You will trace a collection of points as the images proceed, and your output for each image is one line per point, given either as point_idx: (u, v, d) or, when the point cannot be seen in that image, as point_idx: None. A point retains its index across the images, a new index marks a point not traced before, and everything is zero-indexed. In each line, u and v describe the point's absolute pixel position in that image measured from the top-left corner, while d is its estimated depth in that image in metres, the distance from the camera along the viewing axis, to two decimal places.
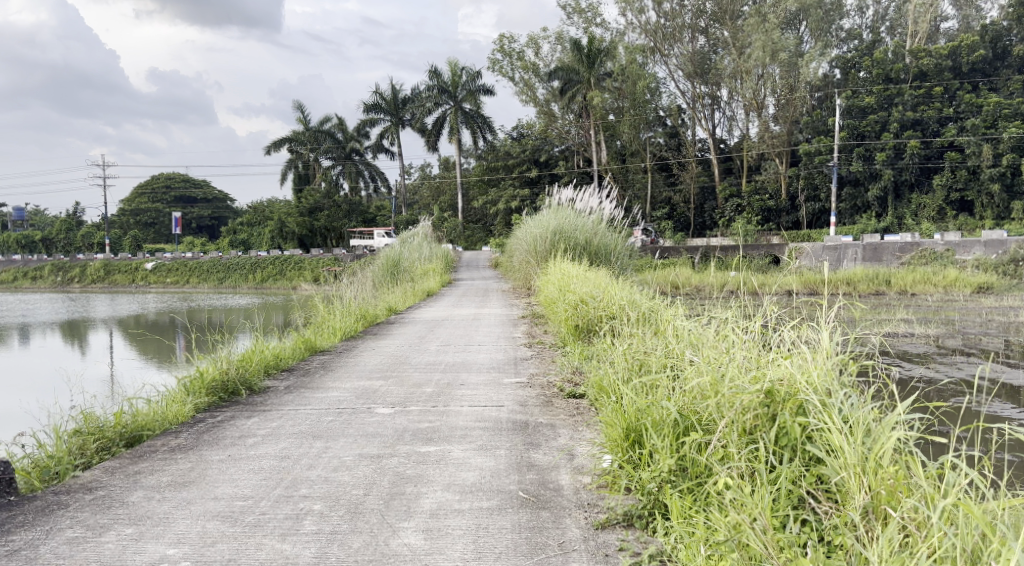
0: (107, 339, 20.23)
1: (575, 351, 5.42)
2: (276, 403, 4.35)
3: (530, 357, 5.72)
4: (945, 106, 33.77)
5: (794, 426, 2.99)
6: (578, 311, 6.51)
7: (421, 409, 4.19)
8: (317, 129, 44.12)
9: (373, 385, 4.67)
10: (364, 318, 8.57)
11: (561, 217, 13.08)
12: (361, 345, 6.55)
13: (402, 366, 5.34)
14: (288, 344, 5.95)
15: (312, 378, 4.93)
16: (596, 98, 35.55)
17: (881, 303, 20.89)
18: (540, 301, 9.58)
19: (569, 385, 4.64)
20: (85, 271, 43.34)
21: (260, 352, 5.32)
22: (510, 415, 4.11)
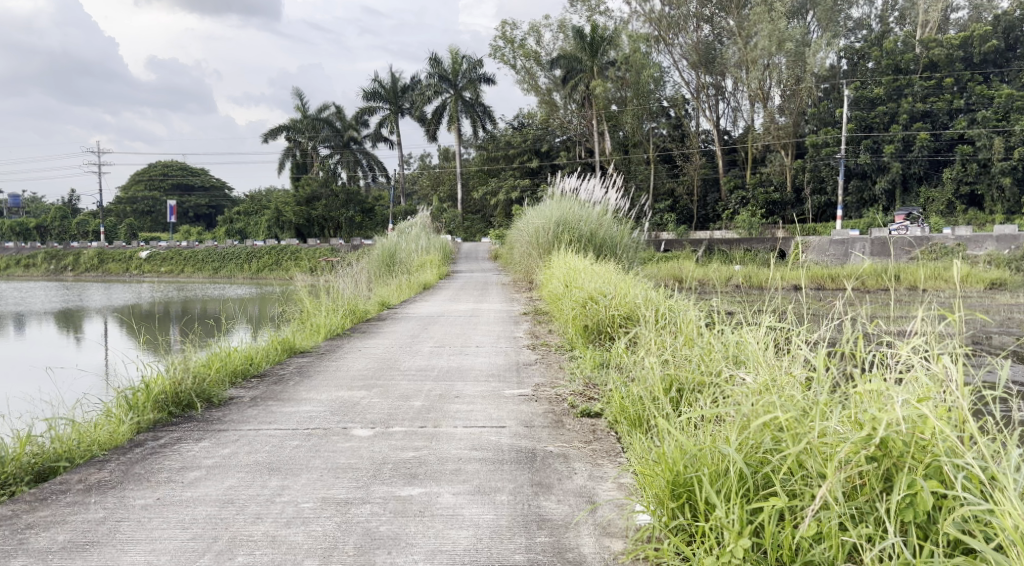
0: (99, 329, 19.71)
1: (587, 358, 4.79)
2: (233, 421, 3.72)
3: (534, 362, 5.09)
4: (956, 98, 33.11)
5: (924, 496, 2.41)
6: (585, 310, 5.89)
7: (405, 432, 3.56)
8: (316, 117, 43.43)
9: (353, 397, 4.05)
10: (353, 314, 7.94)
11: (564, 207, 12.44)
12: (348, 345, 5.93)
13: (389, 373, 4.71)
14: (262, 346, 5.32)
15: (282, 387, 4.30)
16: (599, 86, 34.92)
17: (893, 301, 20.28)
18: (545, 295, 8.96)
19: (582, 400, 4.02)
20: (78, 259, 42.80)
21: (225, 358, 4.69)
22: (512, 441, 3.48)
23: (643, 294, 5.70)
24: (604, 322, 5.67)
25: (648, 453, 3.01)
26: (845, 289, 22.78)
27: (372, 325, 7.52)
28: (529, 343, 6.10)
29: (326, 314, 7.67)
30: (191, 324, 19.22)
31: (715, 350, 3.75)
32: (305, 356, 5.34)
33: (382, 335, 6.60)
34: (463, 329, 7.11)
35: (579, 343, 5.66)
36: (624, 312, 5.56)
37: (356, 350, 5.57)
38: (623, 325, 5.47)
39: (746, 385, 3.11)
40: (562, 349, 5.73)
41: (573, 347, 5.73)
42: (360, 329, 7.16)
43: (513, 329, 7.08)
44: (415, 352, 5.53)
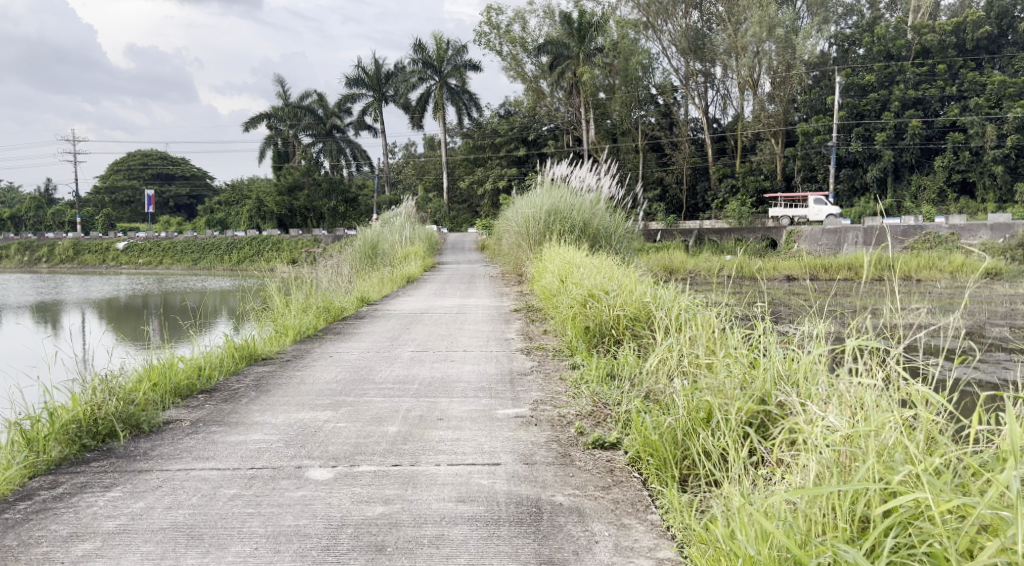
0: (77, 322, 19.08)
1: (592, 368, 4.18)
2: (160, 459, 3.09)
3: (530, 371, 4.46)
4: (947, 85, 32.64)
5: None
6: (585, 311, 5.26)
7: (374, 474, 2.93)
8: (297, 105, 42.51)
9: (314, 421, 3.41)
10: (328, 312, 7.25)
11: (555, 196, 11.77)
12: (317, 350, 5.27)
13: (362, 384, 4.08)
14: (215, 354, 4.68)
15: (230, 406, 3.67)
16: (586, 72, 34.23)
17: (889, 292, 19.87)
18: (537, 292, 8.32)
19: (592, 426, 3.40)
20: (52, 251, 41.79)
21: (166, 371, 4.05)
22: (506, 487, 2.85)
23: (649, 291, 5.09)
24: (605, 321, 5.03)
25: (722, 536, 2.37)
26: (839, 279, 22.32)
27: (350, 324, 6.85)
28: (523, 346, 5.44)
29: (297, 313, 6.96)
30: (170, 317, 18.57)
31: (758, 367, 3.14)
32: (267, 364, 4.69)
33: (360, 337, 5.94)
34: (451, 328, 6.49)
35: (579, 349, 5.02)
36: (624, 309, 4.94)
37: (327, 357, 4.92)
38: (629, 329, 4.86)
39: (827, 432, 2.50)
40: (560, 355, 5.08)
41: (573, 353, 5.08)
42: (337, 329, 6.51)
43: (505, 328, 6.45)
44: (394, 358, 4.88)
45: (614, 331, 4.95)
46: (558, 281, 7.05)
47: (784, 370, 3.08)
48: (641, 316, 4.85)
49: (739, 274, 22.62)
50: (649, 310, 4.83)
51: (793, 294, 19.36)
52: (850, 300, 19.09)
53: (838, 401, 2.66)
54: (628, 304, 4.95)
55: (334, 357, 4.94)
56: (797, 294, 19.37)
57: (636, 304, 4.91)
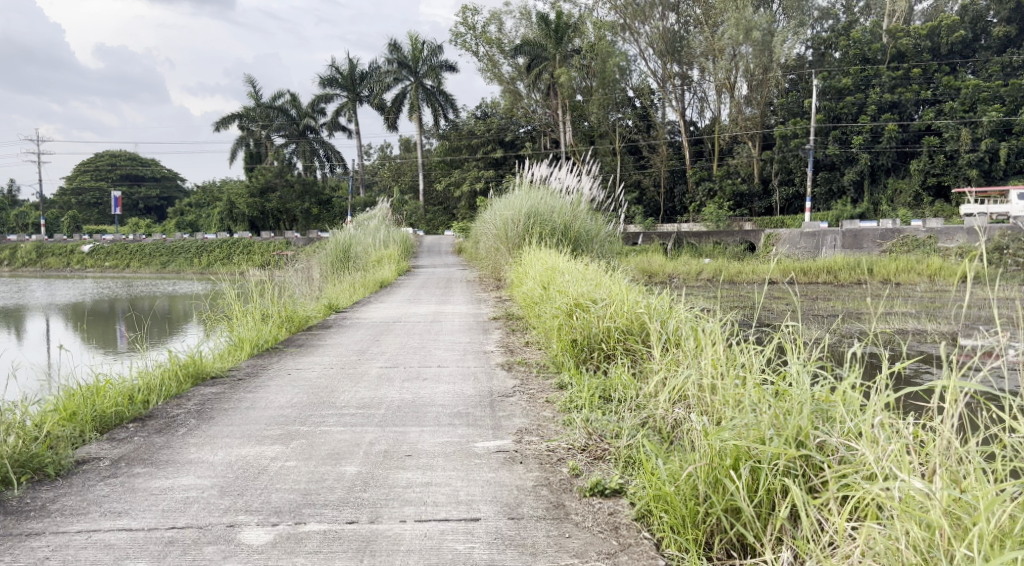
0: (43, 325, 18.49)
1: (583, 391, 3.88)
2: (60, 516, 2.82)
3: (513, 393, 4.07)
4: (923, 89, 32.61)
5: None
6: (571, 323, 4.81)
7: (324, 536, 2.67)
8: (270, 105, 41.79)
9: (260, 462, 3.14)
10: (291, 321, 6.72)
11: (534, 198, 11.31)
12: (277, 365, 4.81)
13: (319, 408, 3.72)
14: (153, 373, 4.25)
15: (158, 443, 3.36)
16: (562, 74, 33.88)
17: (868, 296, 19.62)
18: (517, 298, 7.85)
19: (590, 469, 3.19)
20: (15, 254, 40.77)
21: (87, 400, 3.66)
22: (476, 551, 2.62)
23: (641, 298, 4.68)
24: (592, 330, 4.60)
25: None
26: (817, 283, 22.08)
27: (315, 334, 6.37)
28: (503, 361, 5.01)
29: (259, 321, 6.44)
30: (138, 322, 17.99)
31: (792, 398, 2.87)
32: (219, 384, 4.28)
33: (324, 350, 5.47)
34: (427, 338, 6.02)
35: (565, 365, 4.59)
36: (614, 317, 4.52)
37: (287, 373, 4.51)
38: (622, 346, 4.39)
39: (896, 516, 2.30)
40: (545, 372, 4.64)
41: (560, 369, 4.63)
42: (301, 339, 6.04)
43: (483, 339, 5.98)
44: (361, 374, 4.46)
45: (602, 345, 4.52)
46: (541, 285, 6.61)
47: (821, 403, 2.83)
48: (632, 325, 4.43)
49: (718, 278, 22.55)
50: (642, 319, 4.42)
51: (772, 298, 19.06)
52: (830, 303, 18.85)
53: (900, 466, 2.44)
54: (618, 312, 4.53)
55: (294, 372, 4.52)
56: (776, 299, 19.07)
57: (627, 313, 4.49)
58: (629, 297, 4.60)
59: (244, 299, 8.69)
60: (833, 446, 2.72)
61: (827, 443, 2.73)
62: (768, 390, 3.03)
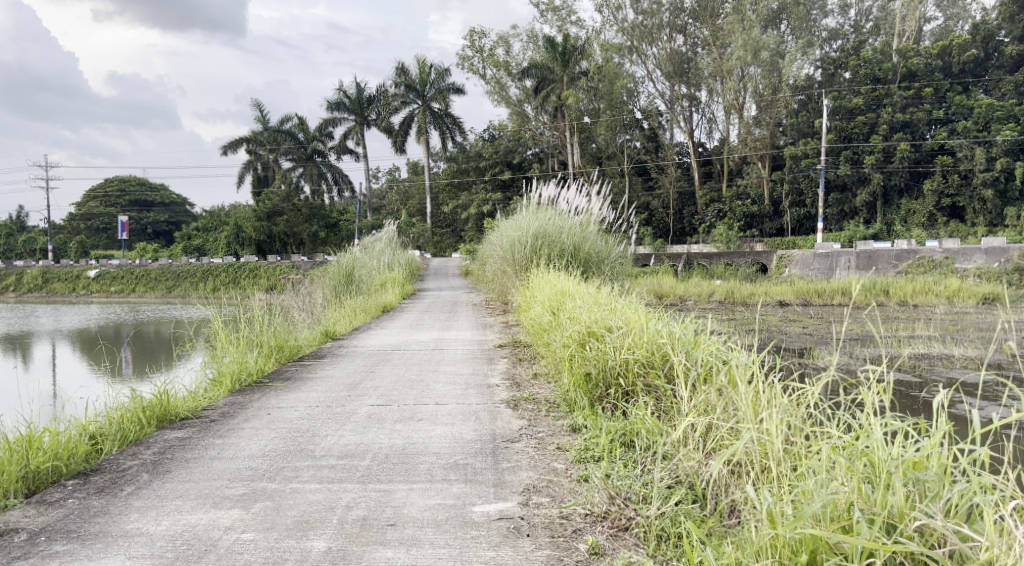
0: (51, 351, 18.24)
1: (605, 447, 3.50)
2: None
3: (519, 439, 3.74)
4: (935, 109, 32.13)
5: None
6: (584, 354, 4.35)
7: None
8: (277, 129, 41.70)
9: (213, 542, 2.85)
10: (281, 350, 6.25)
11: (542, 218, 10.88)
12: (257, 401, 4.42)
13: (286, 466, 3.41)
14: (107, 421, 3.92)
15: (90, 513, 3.07)
16: (570, 96, 33.58)
17: (885, 318, 19.08)
18: (524, 326, 7.35)
19: (620, 547, 2.86)
20: (21, 279, 40.53)
21: (16, 456, 3.36)
22: None
23: (661, 325, 4.21)
24: (606, 359, 4.14)
25: None
26: (832, 305, 21.55)
27: (309, 364, 5.94)
28: (512, 396, 4.55)
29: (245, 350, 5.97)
30: (144, 346, 17.66)
31: (877, 466, 2.64)
32: (188, 427, 3.94)
33: (314, 382, 5.05)
34: (429, 368, 5.60)
35: (578, 405, 4.12)
36: (631, 346, 4.04)
37: (268, 411, 4.16)
38: (642, 380, 3.90)
39: None
40: (557, 411, 4.18)
41: (572, 408, 4.17)
42: (289, 370, 5.62)
43: (486, 368, 5.55)
44: (349, 413, 4.09)
45: (616, 382, 4.04)
46: (552, 311, 6.13)
47: (911, 474, 2.60)
48: (649, 355, 3.95)
49: (730, 300, 22.17)
50: (661, 347, 3.94)
51: (786, 321, 18.55)
52: (846, 325, 18.34)
53: None
54: (635, 342, 4.06)
55: (276, 409, 4.18)
56: (791, 322, 18.55)
57: (645, 341, 4.02)
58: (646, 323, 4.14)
59: (238, 323, 8.25)
60: (936, 532, 2.49)
61: (926, 527, 2.51)
62: (843, 451, 2.78)
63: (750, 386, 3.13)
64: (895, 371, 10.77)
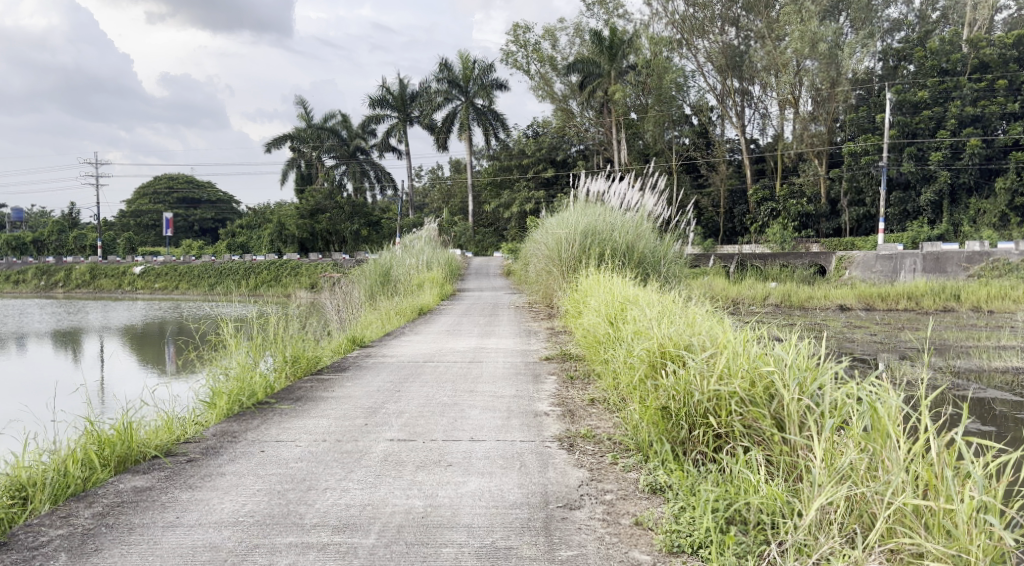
0: (98, 345, 18.13)
1: (725, 532, 2.97)
2: None
3: (575, 506, 3.21)
4: (1009, 102, 30.36)
5: None
6: (659, 382, 3.71)
7: None
8: (321, 126, 41.36)
9: None
10: (297, 361, 5.50)
11: (591, 214, 9.99)
12: (253, 435, 3.90)
13: (252, 550, 2.91)
14: (41, 475, 3.42)
15: None
16: (618, 90, 32.51)
17: (958, 325, 17.78)
18: (575, 335, 6.54)
19: None
20: (69, 275, 40.84)
21: None
22: None
23: (753, 342, 3.61)
24: (685, 384, 3.54)
25: None
26: (898, 311, 20.24)
27: (331, 377, 5.25)
28: (565, 427, 3.97)
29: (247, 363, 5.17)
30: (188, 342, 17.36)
31: None
32: (149, 477, 3.50)
33: (330, 398, 4.51)
34: (466, 381, 4.97)
35: (652, 453, 3.56)
36: (725, 372, 3.45)
37: (261, 449, 3.71)
38: (741, 421, 3.31)
39: None
40: (627, 459, 3.61)
41: (647, 455, 3.60)
42: (303, 383, 4.99)
43: (531, 383, 4.90)
44: (360, 455, 3.61)
45: (703, 422, 3.45)
46: (608, 313, 5.40)
47: None
48: (748, 384, 3.34)
49: (787, 305, 21.12)
50: (760, 369, 3.36)
51: (850, 326, 17.36)
52: (916, 331, 17.12)
53: None
54: (725, 364, 3.45)
55: (270, 448, 3.71)
56: (855, 328, 17.35)
57: (741, 365, 3.42)
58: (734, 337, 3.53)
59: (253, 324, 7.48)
60: None
61: None
62: None
63: (938, 462, 2.83)
64: (989, 387, 9.63)
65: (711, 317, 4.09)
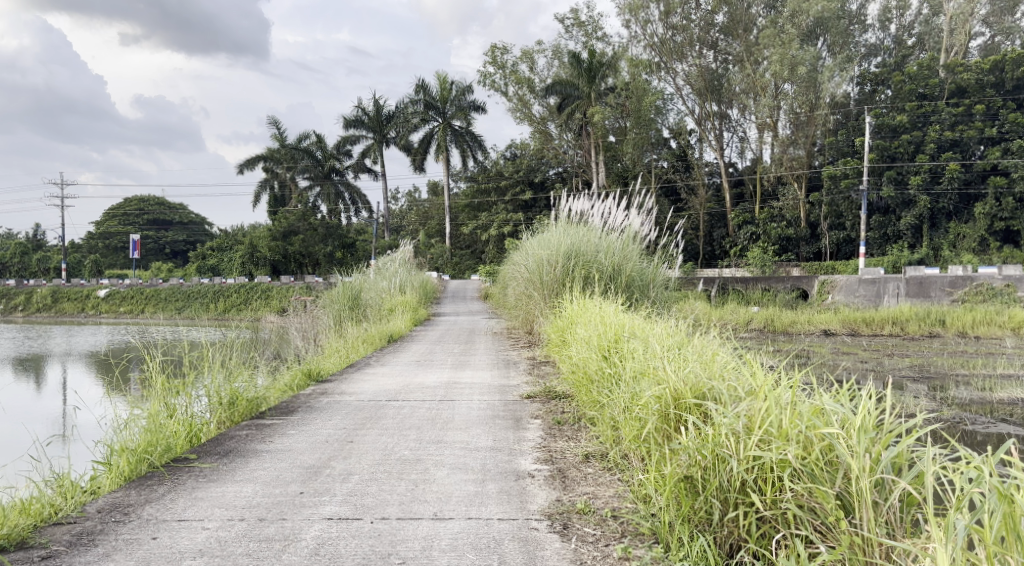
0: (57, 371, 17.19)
1: None
2: None
3: None
4: (987, 127, 30.18)
5: None
6: (682, 449, 3.07)
7: None
8: (295, 147, 40.63)
9: None
10: (234, 405, 4.77)
11: (574, 235, 9.29)
12: (148, 514, 3.13)
13: None
14: None
15: None
16: (596, 112, 32.03)
17: (948, 352, 17.21)
18: (562, 370, 5.76)
19: None
20: (30, 299, 39.53)
21: None
22: None
23: (797, 394, 3.01)
24: (715, 446, 2.93)
25: None
26: (883, 337, 19.69)
27: (274, 422, 4.49)
28: (555, 499, 3.26)
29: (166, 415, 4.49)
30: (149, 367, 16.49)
31: None
32: None
33: (265, 453, 3.73)
34: (433, 427, 4.22)
35: (675, 545, 2.90)
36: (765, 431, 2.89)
37: (155, 535, 2.96)
38: (793, 505, 2.70)
39: None
40: (645, 550, 2.92)
41: (670, 546, 2.92)
42: (240, 431, 4.24)
43: (510, 429, 4.18)
44: (285, 544, 2.87)
45: (743, 502, 2.82)
46: (597, 345, 4.71)
47: None
48: (800, 448, 2.79)
49: (770, 329, 20.53)
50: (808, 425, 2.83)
51: (837, 353, 16.76)
52: (905, 357, 16.53)
53: None
54: (767, 417, 2.90)
55: (165, 534, 2.96)
56: (843, 355, 16.76)
57: (785, 421, 2.87)
58: (768, 382, 3.00)
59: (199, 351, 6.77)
60: None
61: None
62: None
63: None
64: (998, 419, 8.97)
65: (724, 353, 3.54)
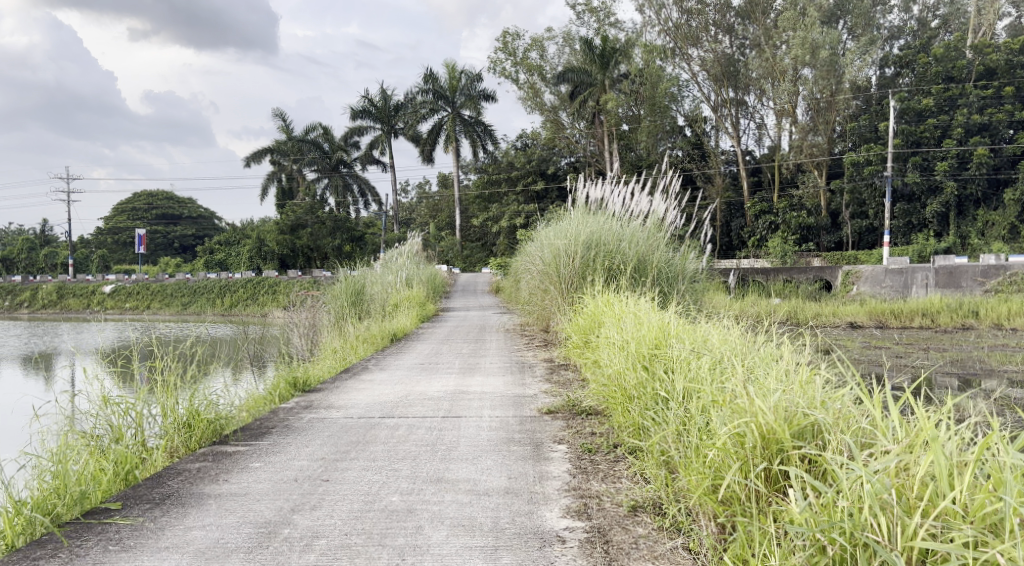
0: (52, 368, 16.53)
1: None
2: None
3: None
4: (1017, 109, 29.12)
5: None
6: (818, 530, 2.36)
7: None
8: (302, 138, 39.85)
9: None
10: (186, 429, 3.96)
11: (594, 223, 8.41)
12: None
13: None
14: None
15: None
16: (609, 99, 31.06)
17: (987, 345, 16.23)
18: (587, 379, 4.93)
19: None
20: (36, 295, 38.96)
21: None
22: None
23: (979, 463, 2.35)
24: (856, 530, 2.31)
25: None
26: (913, 329, 18.74)
27: (241, 449, 3.68)
28: None
29: (100, 445, 3.72)
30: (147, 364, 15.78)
31: None
32: None
33: (210, 501, 2.99)
34: (434, 456, 3.42)
35: None
36: (935, 505, 2.32)
37: None
38: None
39: None
40: None
41: None
42: (194, 464, 3.43)
43: (528, 460, 3.38)
44: None
45: None
46: (632, 353, 3.92)
47: None
48: (1005, 542, 2.20)
49: (795, 321, 19.63)
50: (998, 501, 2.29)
51: (867, 349, 15.80)
52: (942, 351, 15.56)
53: None
54: (941, 484, 2.31)
55: None
56: (874, 351, 15.80)
57: (968, 493, 2.31)
58: (925, 426, 2.39)
59: (177, 347, 5.97)
60: None
61: None
62: None
63: None
64: None
65: (819, 370, 2.92)
